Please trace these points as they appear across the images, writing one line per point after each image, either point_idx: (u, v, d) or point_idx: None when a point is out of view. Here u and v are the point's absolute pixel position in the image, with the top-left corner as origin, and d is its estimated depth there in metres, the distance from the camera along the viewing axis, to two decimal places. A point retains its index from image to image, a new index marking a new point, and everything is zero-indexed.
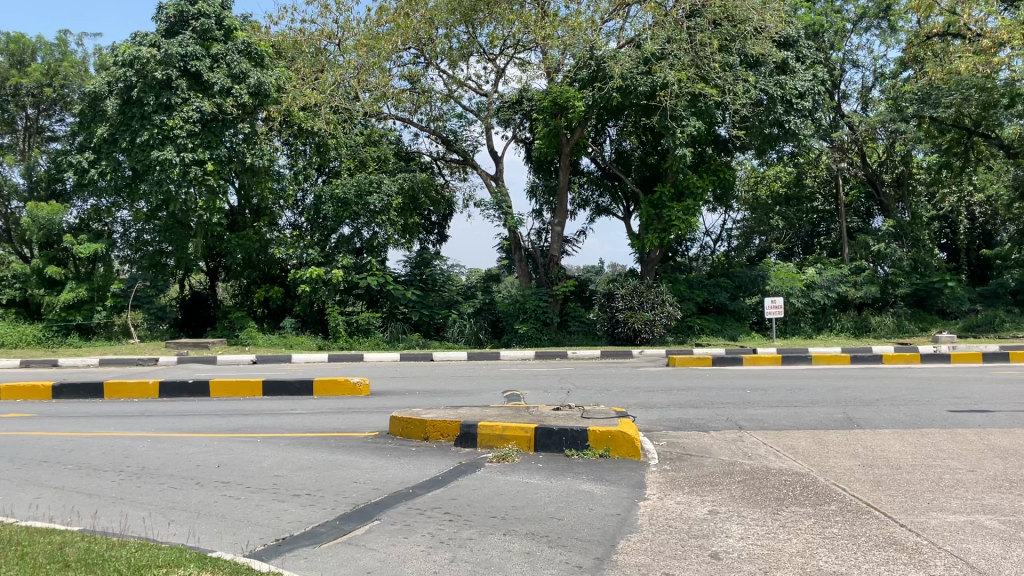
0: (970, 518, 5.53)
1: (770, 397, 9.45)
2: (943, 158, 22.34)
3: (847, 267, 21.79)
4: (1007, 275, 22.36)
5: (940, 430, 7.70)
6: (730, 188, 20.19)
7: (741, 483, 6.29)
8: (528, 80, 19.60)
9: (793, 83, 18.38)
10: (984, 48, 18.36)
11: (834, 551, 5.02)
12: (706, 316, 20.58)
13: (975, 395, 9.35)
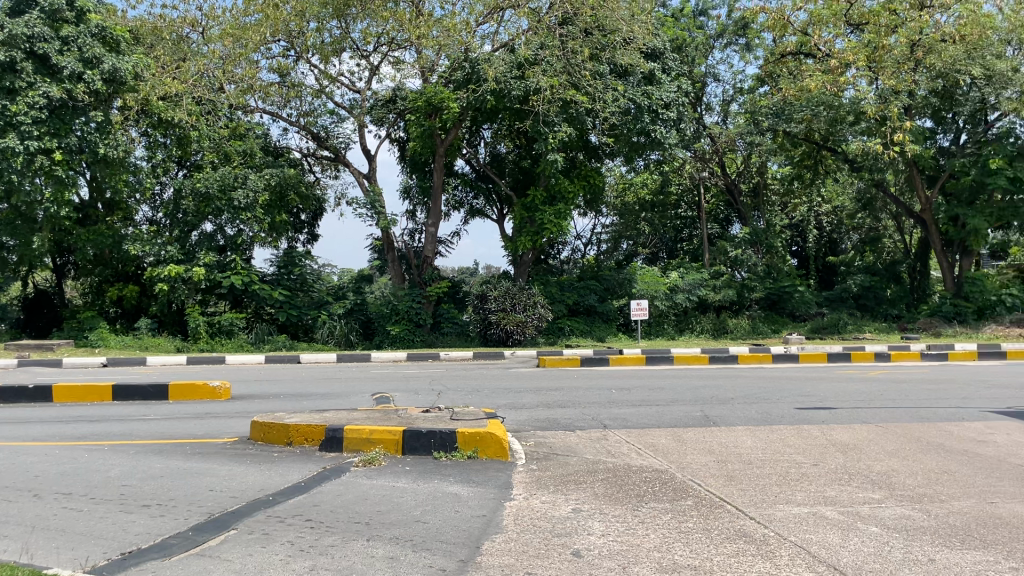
0: (813, 510, 5.88)
1: (635, 397, 9.74)
2: (795, 170, 23.89)
3: (706, 272, 22.75)
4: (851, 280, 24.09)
5: (788, 426, 8.17)
6: (599, 193, 20.68)
7: (604, 481, 6.45)
8: (402, 79, 19.44)
9: (658, 93, 19.02)
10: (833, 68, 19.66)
11: (689, 545, 5.22)
12: (576, 318, 21.02)
13: (820, 393, 9.98)
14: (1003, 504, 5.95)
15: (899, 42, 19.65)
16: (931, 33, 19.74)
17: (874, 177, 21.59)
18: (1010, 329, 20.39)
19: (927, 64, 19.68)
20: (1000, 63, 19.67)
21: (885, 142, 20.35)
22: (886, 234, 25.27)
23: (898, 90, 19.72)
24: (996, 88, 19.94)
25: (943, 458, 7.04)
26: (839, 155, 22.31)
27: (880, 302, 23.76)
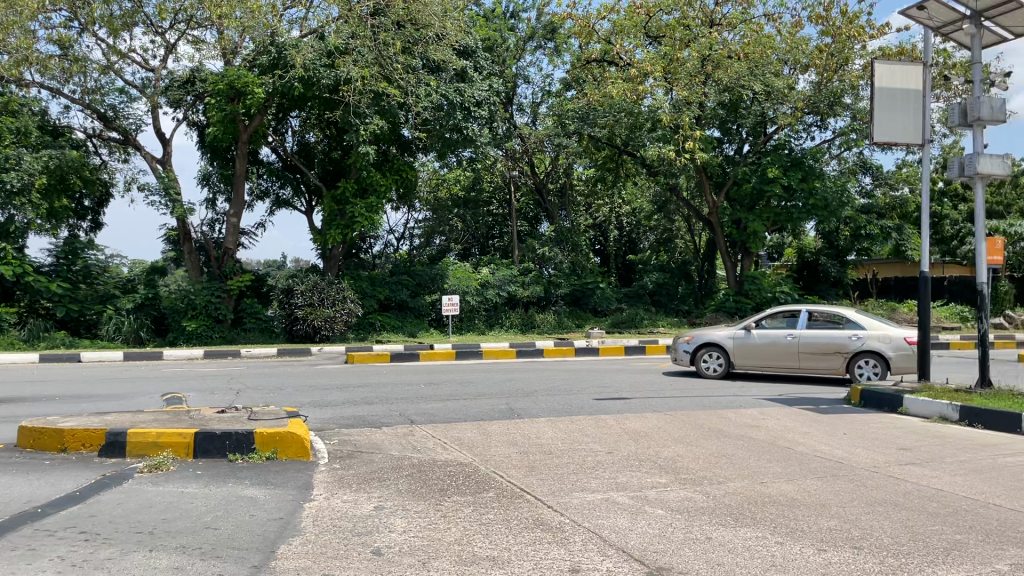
0: (606, 496, 6.19)
1: (442, 391, 9.80)
2: (599, 172, 25.01)
3: (516, 268, 23.28)
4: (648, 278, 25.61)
5: (587, 416, 8.54)
6: (412, 189, 20.58)
7: (408, 478, 6.43)
8: (201, 60, 18.37)
9: (470, 91, 19.22)
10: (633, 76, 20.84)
11: (489, 536, 5.31)
12: (386, 313, 20.89)
13: (618, 384, 10.54)
14: (771, 483, 6.55)
15: (691, 56, 21.17)
16: (719, 49, 21.51)
17: (670, 182, 23.07)
18: None
19: (716, 78, 21.38)
20: (778, 81, 21.50)
21: (678, 148, 21.72)
22: (678, 235, 27.16)
23: (690, 101, 21.21)
24: (774, 104, 21.94)
25: (722, 443, 7.64)
26: (638, 159, 23.60)
27: (673, 297, 25.59)
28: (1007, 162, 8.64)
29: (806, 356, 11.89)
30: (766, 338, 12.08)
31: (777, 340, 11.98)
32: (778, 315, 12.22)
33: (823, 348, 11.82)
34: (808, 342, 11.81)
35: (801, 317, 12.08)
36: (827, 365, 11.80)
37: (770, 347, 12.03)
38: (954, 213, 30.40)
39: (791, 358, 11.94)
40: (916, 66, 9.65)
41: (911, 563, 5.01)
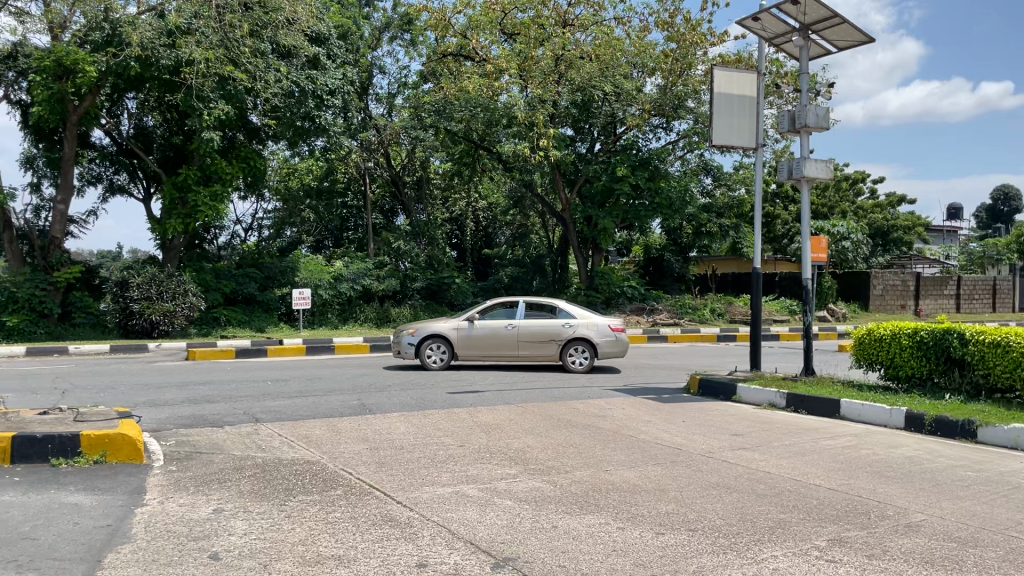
0: (456, 489, 6.21)
1: (290, 388, 9.50)
2: (455, 167, 25.14)
3: (371, 262, 22.94)
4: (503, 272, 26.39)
5: (439, 411, 8.53)
6: (261, 178, 19.88)
7: (251, 478, 6.20)
8: (24, 34, 16.92)
9: (323, 79, 18.77)
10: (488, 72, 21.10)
11: (335, 535, 5.20)
12: (233, 307, 20.05)
13: (471, 378, 10.61)
14: (615, 471, 6.79)
15: (545, 55, 21.52)
16: (573, 49, 21.91)
17: (525, 178, 23.46)
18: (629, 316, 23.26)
19: (568, 78, 21.91)
20: (626, 82, 22.31)
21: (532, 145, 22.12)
22: (532, 231, 27.70)
23: (544, 99, 21.62)
24: (623, 105, 22.72)
25: (570, 433, 7.84)
26: (494, 155, 23.82)
27: (527, 291, 26.01)
28: (830, 166, 9.36)
29: (525, 344, 12.37)
30: (487, 329, 12.40)
31: (498, 330, 12.35)
32: (497, 306, 12.62)
33: (540, 336, 12.41)
34: (527, 331, 12.33)
35: (519, 308, 12.58)
36: (545, 352, 12.39)
37: (491, 337, 12.35)
38: (784, 214, 32.72)
39: (510, 346, 12.38)
40: (751, 73, 10.26)
41: (740, 542, 5.32)
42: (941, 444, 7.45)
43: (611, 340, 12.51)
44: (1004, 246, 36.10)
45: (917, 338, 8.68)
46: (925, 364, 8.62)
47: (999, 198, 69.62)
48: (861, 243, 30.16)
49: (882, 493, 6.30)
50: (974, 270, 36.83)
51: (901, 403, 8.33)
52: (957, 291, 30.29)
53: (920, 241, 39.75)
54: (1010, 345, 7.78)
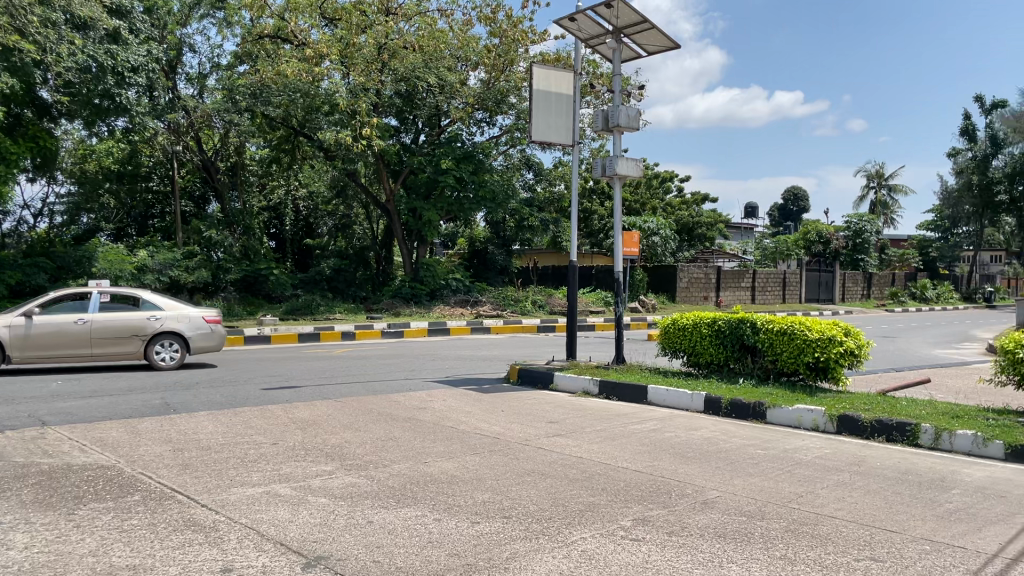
0: (267, 489, 5.98)
1: (86, 388, 8.78)
2: (273, 153, 24.30)
3: (178, 252, 21.65)
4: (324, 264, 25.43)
5: (251, 408, 8.19)
6: (53, 158, 18.71)
7: (35, 487, 5.65)
8: None
9: (125, 55, 17.41)
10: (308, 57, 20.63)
11: (129, 544, 4.84)
12: (20, 300, 18.23)
13: (288, 372, 10.30)
14: (433, 463, 6.80)
15: (367, 43, 21.31)
16: (395, 39, 21.82)
17: (347, 167, 22.96)
18: (453, 308, 23.40)
19: (392, 67, 21.81)
20: (450, 75, 22.49)
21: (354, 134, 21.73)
22: (356, 222, 27.46)
23: (367, 87, 21.51)
24: (446, 97, 22.83)
25: (389, 426, 7.78)
26: (314, 143, 23.12)
27: (350, 283, 25.52)
28: (640, 164, 9.83)
29: (100, 342, 11.50)
30: (51, 325, 11.25)
31: (64, 327, 11.28)
32: (64, 299, 11.52)
33: (118, 332, 11.64)
34: (101, 327, 11.47)
35: (94, 299, 11.67)
36: (124, 350, 11.67)
37: (55, 336, 11.24)
38: (600, 210, 34.26)
39: (82, 345, 11.41)
40: (568, 73, 10.59)
41: (551, 527, 5.48)
42: (735, 425, 8.06)
43: (202, 333, 12.21)
44: (792, 243, 39.96)
45: (715, 327, 9.32)
46: (722, 351, 9.28)
47: (788, 198, 76.23)
48: (668, 239, 32.07)
49: (683, 473, 6.71)
50: (766, 264, 40.32)
51: (701, 388, 8.93)
52: (753, 284, 32.93)
53: (720, 237, 42.80)
54: (794, 332, 8.54)
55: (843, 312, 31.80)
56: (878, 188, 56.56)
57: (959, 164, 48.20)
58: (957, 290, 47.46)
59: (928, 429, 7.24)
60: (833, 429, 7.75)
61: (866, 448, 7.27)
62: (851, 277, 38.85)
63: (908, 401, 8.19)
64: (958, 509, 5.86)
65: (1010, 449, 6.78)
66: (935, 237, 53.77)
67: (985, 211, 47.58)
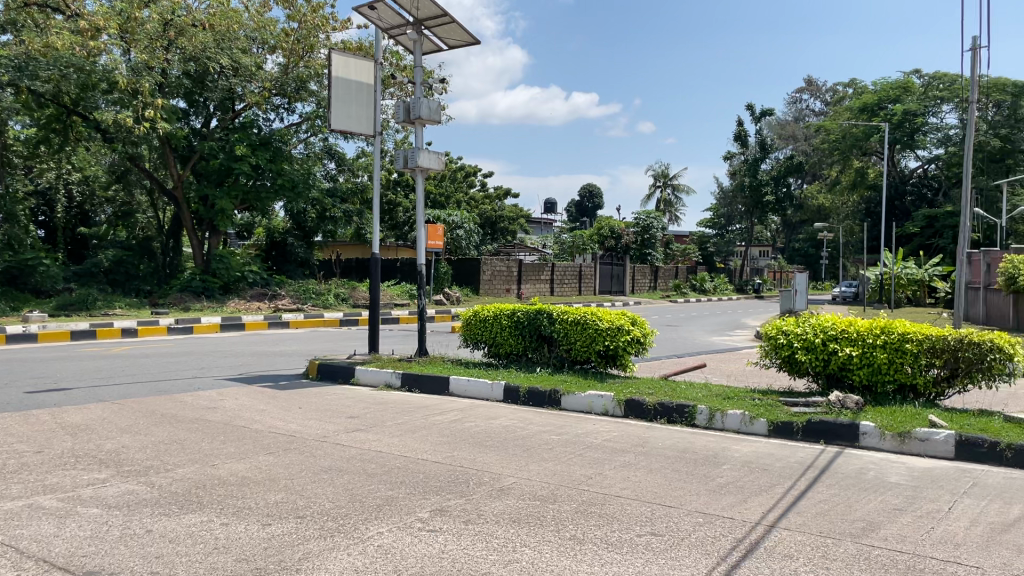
0: (29, 502, 5.40)
1: None
2: (41, 133, 21.77)
3: None
4: (101, 255, 23.71)
5: (12, 414, 7.37)
6: None
7: None
8: None
9: None
10: (83, 29, 18.93)
11: None
12: None
13: (58, 373, 9.45)
14: (222, 465, 6.45)
15: (151, 17, 20.03)
16: (182, 15, 20.65)
17: (128, 151, 21.40)
18: (249, 302, 22.39)
19: (178, 46, 20.65)
20: (245, 58, 21.76)
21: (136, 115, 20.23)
22: (138, 211, 25.48)
23: (151, 66, 20.10)
24: (241, 81, 22.11)
25: (174, 428, 7.31)
26: (90, 122, 21.27)
27: (132, 276, 24.14)
28: (442, 158, 9.86)
29: None
30: None
31: None
32: None
33: None
34: None
35: None
36: None
37: None
38: (404, 202, 34.21)
39: None
40: (368, 61, 10.42)
41: (347, 523, 5.38)
42: (532, 412, 8.32)
43: None
44: (587, 237, 42.25)
45: (514, 318, 9.55)
46: (520, 341, 9.54)
47: (585, 195, 79.69)
48: (472, 232, 32.61)
49: (480, 461, 6.83)
50: (564, 258, 42.61)
51: (500, 377, 9.15)
52: (551, 277, 34.21)
53: (521, 231, 44.04)
54: (587, 321, 8.93)
55: (632, 304, 33.85)
56: (665, 187, 60.60)
57: (734, 166, 52.73)
58: (730, 281, 51.96)
59: (704, 410, 7.87)
60: (621, 413, 8.21)
61: (649, 430, 7.76)
62: (640, 270, 41.41)
63: (687, 385, 8.84)
64: (728, 482, 6.40)
65: (773, 426, 7.56)
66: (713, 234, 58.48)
67: (754, 211, 52.53)
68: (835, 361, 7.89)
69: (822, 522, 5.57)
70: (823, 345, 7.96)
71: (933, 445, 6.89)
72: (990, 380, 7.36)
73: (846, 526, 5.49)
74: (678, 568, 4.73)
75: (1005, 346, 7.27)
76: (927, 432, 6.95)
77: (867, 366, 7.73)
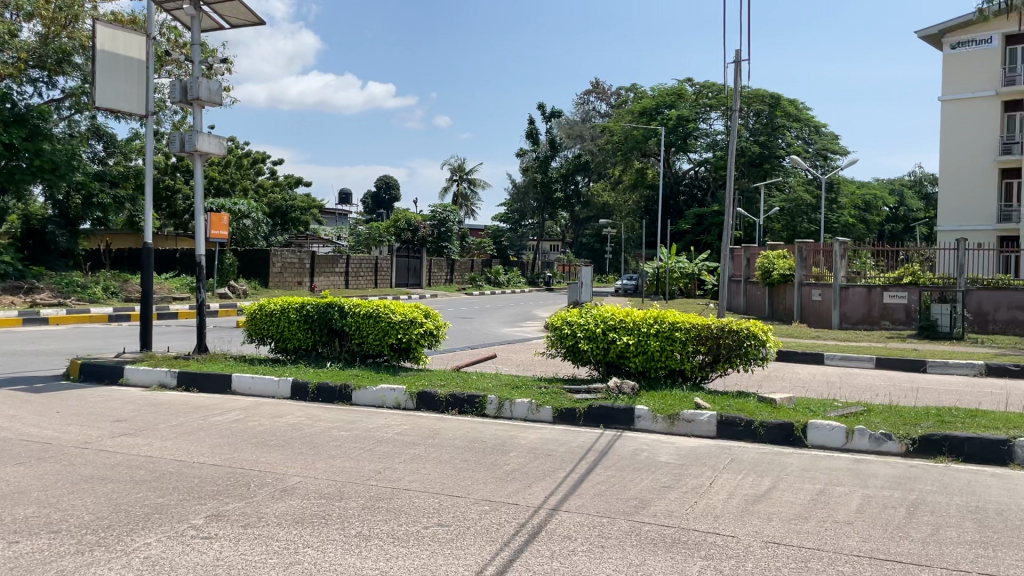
0: None
1: None
2: None
3: None
4: None
5: None
6: None
7: None
8: None
9: None
10: None
11: None
12: None
13: None
14: None
15: None
16: None
17: None
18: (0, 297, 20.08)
19: None
20: None
21: None
22: None
23: None
24: None
25: None
26: None
27: None
28: (223, 143, 9.37)
29: None
30: None
31: None
32: None
33: None
34: None
35: None
36: None
37: None
38: (185, 188, 32.16)
39: None
40: (139, 36, 9.67)
41: (110, 536, 4.94)
42: (320, 409, 8.09)
43: None
44: (383, 229, 42.26)
45: (302, 312, 9.22)
46: (308, 335, 9.27)
47: (381, 186, 79.10)
48: (261, 222, 31.38)
49: (263, 462, 6.53)
50: (359, 250, 41.93)
51: (287, 373, 8.82)
52: (346, 269, 33.61)
53: (314, 223, 42.89)
54: (379, 314, 8.83)
55: (427, 296, 34.14)
56: (460, 180, 61.42)
57: (526, 163, 54.54)
58: (523, 274, 53.74)
59: (494, 400, 8.04)
60: (413, 405, 8.19)
61: (440, 421, 7.80)
62: (437, 262, 41.77)
63: (478, 375, 9.00)
64: (514, 469, 6.57)
65: (558, 413, 7.86)
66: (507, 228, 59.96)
67: (545, 207, 54.69)
68: (614, 350, 8.35)
69: (599, 502, 5.85)
70: (604, 334, 8.38)
71: (698, 425, 7.50)
72: (746, 363, 8.15)
73: (621, 504, 5.81)
74: (462, 558, 4.77)
75: (759, 333, 8.06)
76: (693, 413, 7.55)
77: (642, 354, 8.26)
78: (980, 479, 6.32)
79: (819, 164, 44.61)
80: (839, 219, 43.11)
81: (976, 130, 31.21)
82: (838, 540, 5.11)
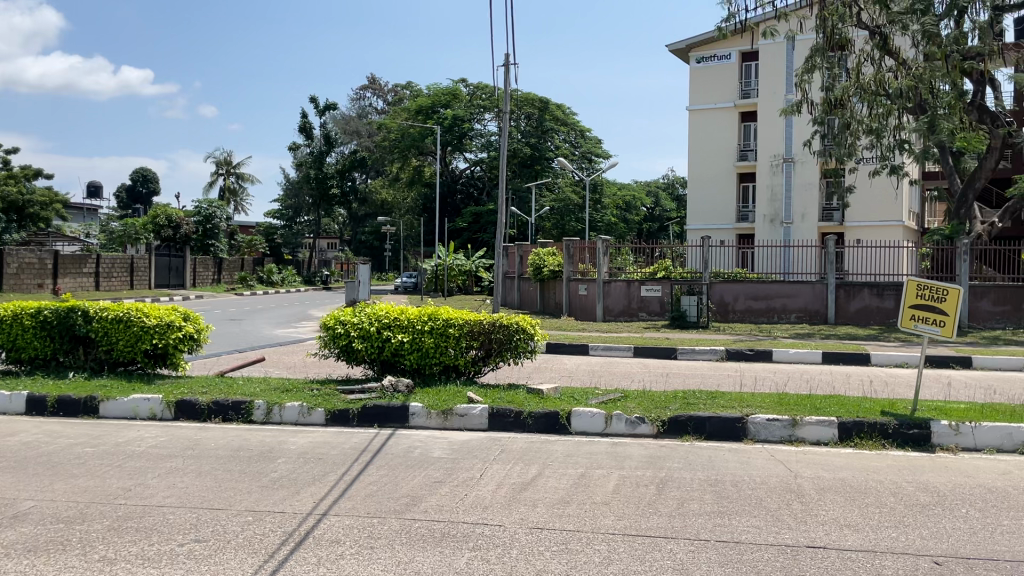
0: None
1: None
2: None
3: None
4: None
5: None
6: None
7: None
8: None
9: None
10: None
11: None
12: None
13: None
14: None
15: None
16: None
17: None
18: None
19: None
20: None
21: None
22: None
23: None
24: None
25: None
26: None
27: None
28: None
29: None
30: None
31: None
32: None
33: None
34: None
35: None
36: None
37: None
38: None
39: None
40: None
41: None
42: (62, 424, 7.36)
43: None
44: (140, 225, 38.66)
45: (39, 318, 8.33)
46: (47, 343, 8.40)
47: (136, 179, 73.31)
48: None
49: None
50: (113, 248, 39.36)
51: (21, 387, 7.94)
52: (95, 270, 30.83)
53: (57, 218, 38.96)
54: (130, 319, 8.16)
55: (189, 297, 32.23)
56: (228, 175, 58.44)
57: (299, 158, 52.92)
58: (298, 272, 52.11)
59: (261, 405, 7.72)
60: (170, 415, 7.68)
61: (201, 431, 7.37)
62: (201, 261, 39.42)
63: (244, 380, 8.60)
64: (281, 476, 6.35)
65: (330, 415, 7.70)
66: (281, 225, 57.87)
67: (321, 203, 53.47)
68: (388, 348, 8.31)
69: (369, 503, 5.79)
70: (376, 333, 8.31)
71: (470, 418, 7.66)
72: (515, 357, 8.45)
73: (391, 503, 5.79)
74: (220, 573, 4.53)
75: (527, 327, 8.39)
76: (465, 408, 7.69)
77: (415, 351, 8.30)
78: (719, 455, 6.98)
79: (585, 166, 47.27)
80: (603, 218, 45.99)
81: (720, 137, 34.39)
82: (596, 520, 5.43)
